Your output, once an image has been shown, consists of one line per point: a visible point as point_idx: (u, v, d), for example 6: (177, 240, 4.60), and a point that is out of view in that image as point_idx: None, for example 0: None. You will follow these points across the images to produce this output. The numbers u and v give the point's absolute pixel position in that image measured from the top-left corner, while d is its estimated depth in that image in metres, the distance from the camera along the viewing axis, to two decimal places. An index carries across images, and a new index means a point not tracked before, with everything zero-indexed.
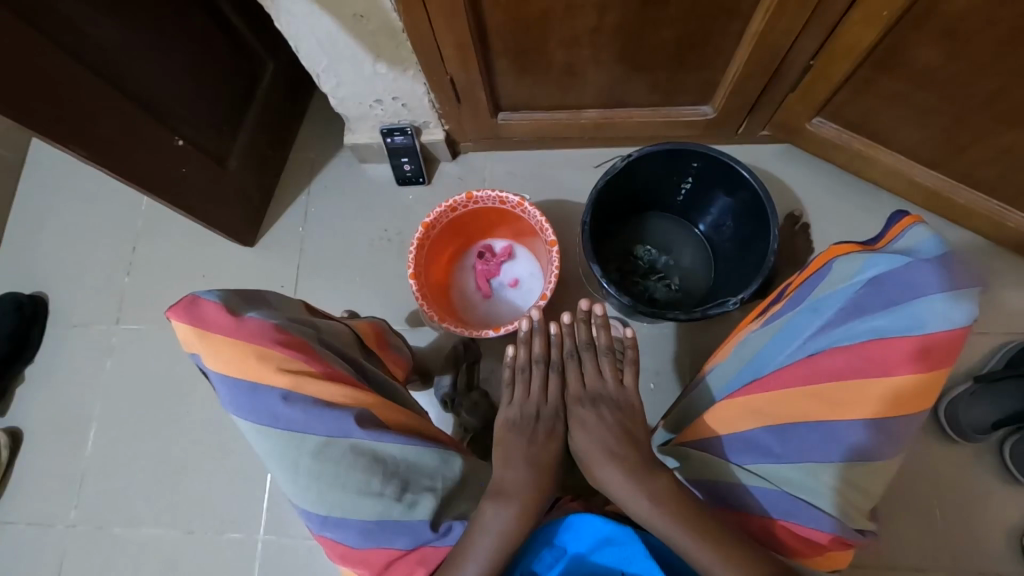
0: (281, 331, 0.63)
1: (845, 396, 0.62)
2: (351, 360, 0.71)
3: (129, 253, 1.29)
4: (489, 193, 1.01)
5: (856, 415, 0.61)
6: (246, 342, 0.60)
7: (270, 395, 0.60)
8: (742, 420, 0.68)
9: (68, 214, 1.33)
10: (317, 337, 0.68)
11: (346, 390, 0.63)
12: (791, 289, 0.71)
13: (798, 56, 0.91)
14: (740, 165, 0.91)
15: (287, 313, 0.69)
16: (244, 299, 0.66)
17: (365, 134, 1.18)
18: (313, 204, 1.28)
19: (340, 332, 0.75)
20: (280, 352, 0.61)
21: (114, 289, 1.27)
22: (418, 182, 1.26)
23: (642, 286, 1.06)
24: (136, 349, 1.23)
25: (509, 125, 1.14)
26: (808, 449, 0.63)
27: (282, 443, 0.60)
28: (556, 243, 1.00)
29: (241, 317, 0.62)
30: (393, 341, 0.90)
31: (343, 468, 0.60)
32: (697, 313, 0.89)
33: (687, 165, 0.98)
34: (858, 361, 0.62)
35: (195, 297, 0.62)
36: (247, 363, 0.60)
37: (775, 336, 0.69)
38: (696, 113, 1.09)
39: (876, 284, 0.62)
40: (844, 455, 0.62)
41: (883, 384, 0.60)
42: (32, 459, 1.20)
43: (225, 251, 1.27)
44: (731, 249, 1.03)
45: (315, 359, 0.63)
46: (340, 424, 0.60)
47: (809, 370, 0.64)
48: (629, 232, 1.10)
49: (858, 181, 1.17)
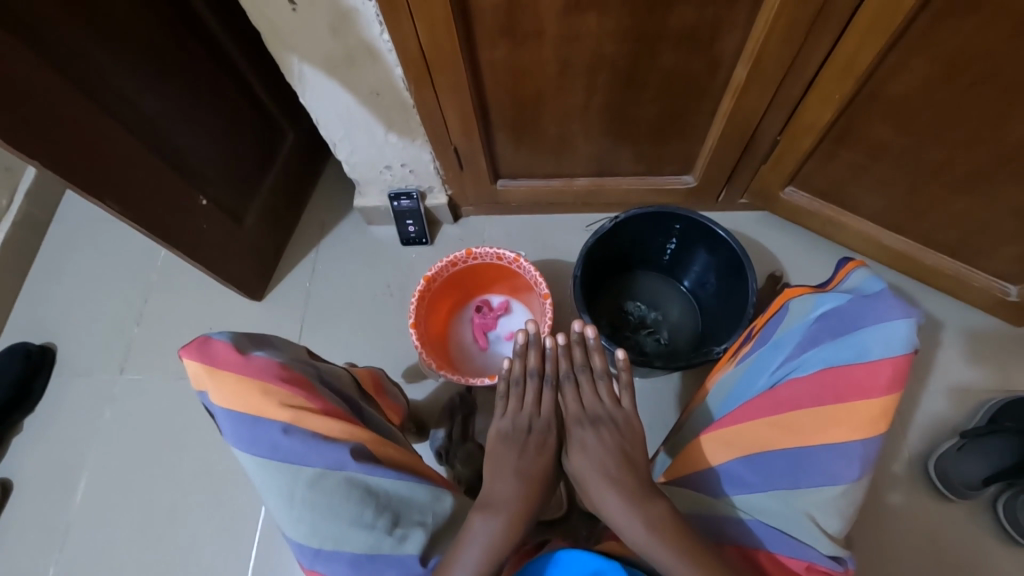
0: (286, 369, 0.66)
1: (804, 423, 0.67)
2: (348, 401, 0.74)
3: (141, 305, 1.34)
4: (488, 249, 1.09)
5: (816, 440, 0.66)
6: (251, 377, 0.62)
7: (271, 427, 0.61)
8: (718, 452, 0.72)
9: (86, 268, 1.39)
10: (318, 377, 0.71)
11: (345, 426, 0.65)
12: (756, 331, 0.80)
13: (766, 132, 1.02)
14: (717, 225, 0.99)
15: (290, 354, 0.72)
16: (250, 338, 0.68)
17: (374, 198, 1.28)
18: (321, 261, 1.35)
19: (340, 373, 0.77)
20: (284, 386, 0.63)
21: (122, 339, 1.31)
22: (421, 242, 1.34)
23: (633, 340, 1.10)
24: (137, 398, 1.25)
25: (508, 190, 1.24)
26: (778, 476, 0.68)
27: (278, 474, 0.61)
28: (550, 295, 1.06)
29: (248, 355, 0.64)
30: (389, 387, 0.93)
31: (337, 499, 0.61)
32: (684, 361, 0.93)
33: (670, 225, 1.07)
34: (814, 389, 0.68)
35: (207, 336, 0.65)
36: (250, 396, 0.62)
37: (744, 372, 0.77)
38: (679, 181, 1.19)
39: (825, 320, 0.71)
40: (808, 481, 0.66)
41: (837, 409, 0.65)
42: (18, 510, 1.18)
43: (234, 304, 1.32)
44: (715, 305, 1.09)
45: (314, 395, 0.65)
46: (337, 457, 0.62)
47: (770, 400, 0.70)
48: (619, 288, 1.16)
49: (833, 245, 1.25)
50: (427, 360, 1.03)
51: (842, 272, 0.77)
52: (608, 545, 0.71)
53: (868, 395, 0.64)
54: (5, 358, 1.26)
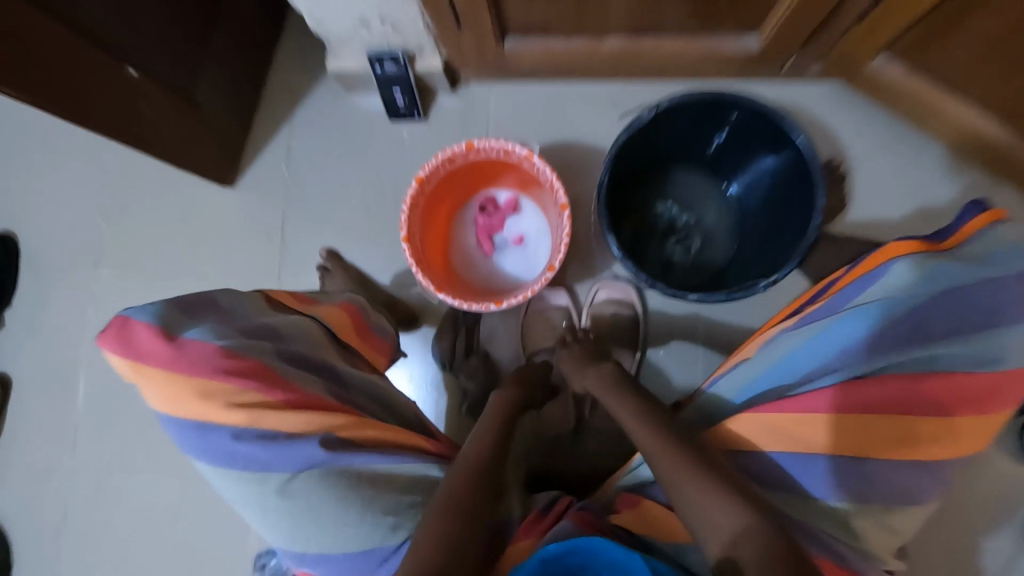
0: (231, 352, 0.53)
1: (882, 432, 0.56)
2: (324, 368, 0.63)
3: (102, 190, 1.20)
4: (493, 142, 0.88)
5: (889, 455, 0.55)
6: (183, 373, 0.51)
7: (220, 433, 0.52)
8: (771, 441, 0.59)
9: (33, 145, 1.22)
10: (279, 350, 0.58)
11: (314, 415, 0.54)
12: (835, 289, 0.64)
13: None
14: (789, 126, 0.79)
15: (239, 320, 0.58)
16: (180, 309, 0.55)
17: (350, 60, 1.02)
18: (297, 140, 1.16)
19: (307, 328, 0.64)
20: (228, 382, 0.51)
21: (90, 229, 1.19)
22: (413, 116, 1.12)
23: (659, 250, 0.97)
24: (119, 293, 1.17)
25: (518, 54, 0.99)
26: (844, 483, 0.56)
27: (241, 483, 0.53)
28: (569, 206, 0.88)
29: (178, 341, 0.52)
30: (375, 320, 0.81)
31: (312, 502, 0.53)
32: (724, 295, 0.76)
33: (726, 115, 0.84)
34: (905, 394, 0.56)
35: (125, 318, 0.52)
36: (187, 397, 0.51)
37: (811, 343, 0.61)
38: (739, 45, 0.93)
39: (935, 296, 0.58)
40: (879, 494, 0.56)
41: (918, 423, 0.56)
42: (23, 404, 1.17)
43: (204, 190, 1.18)
44: (762, 214, 0.91)
45: (271, 383, 0.54)
46: (309, 453, 0.53)
47: (858, 393, 0.56)
48: (650, 186, 0.98)
49: (915, 131, 1.02)
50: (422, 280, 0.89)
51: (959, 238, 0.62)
52: (622, 519, 0.64)
53: (949, 418, 0.56)
54: None
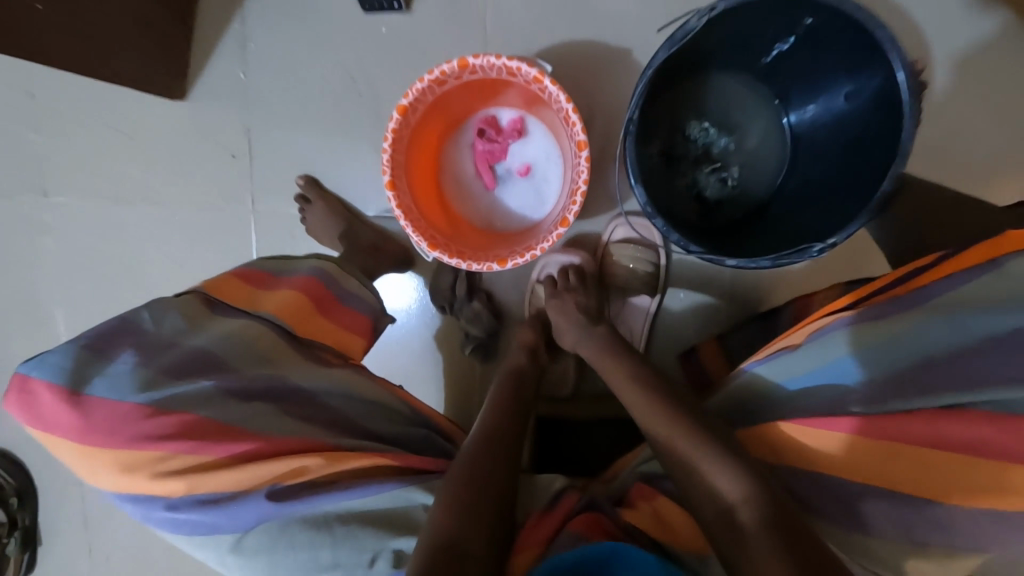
0: (148, 413, 0.52)
1: (953, 476, 0.48)
2: (280, 392, 0.60)
3: (29, 102, 1.02)
4: (493, 59, 0.72)
5: (961, 501, 0.47)
6: (103, 444, 0.51)
7: (157, 503, 0.53)
8: (819, 463, 0.53)
9: None
10: (218, 387, 0.56)
11: (250, 469, 0.54)
12: (921, 279, 0.53)
13: None
14: (889, 46, 0.58)
15: (162, 356, 0.56)
16: (95, 357, 0.54)
17: None
18: (253, 38, 0.96)
19: (247, 342, 0.61)
20: (150, 450, 0.52)
21: (27, 151, 1.03)
22: (392, 8, 0.91)
23: (689, 178, 0.81)
24: (75, 226, 1.05)
25: None
26: (902, 521, 0.50)
27: (202, 545, 0.56)
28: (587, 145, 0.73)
29: (87, 408, 0.52)
30: (346, 289, 0.78)
31: (270, 555, 0.55)
32: (770, 260, 0.64)
33: (796, 22, 0.65)
34: (997, 438, 0.46)
35: (25, 383, 0.52)
36: (115, 465, 0.53)
37: (875, 348, 0.51)
38: None
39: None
40: (946, 541, 0.49)
41: (1009, 472, 0.46)
42: None
43: (149, 103, 1.00)
44: (822, 147, 0.75)
45: (197, 439, 0.53)
46: (250, 515, 0.54)
47: (931, 430, 0.48)
48: (684, 99, 0.80)
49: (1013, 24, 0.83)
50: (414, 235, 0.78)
51: None
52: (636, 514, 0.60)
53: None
54: None
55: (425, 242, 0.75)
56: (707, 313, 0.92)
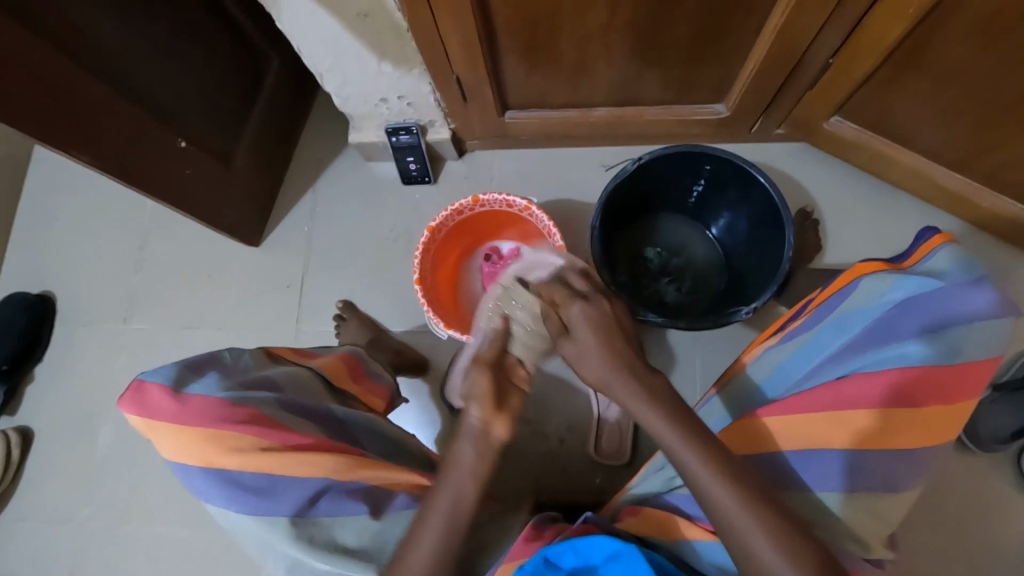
0: (237, 404, 0.59)
1: (857, 426, 0.61)
2: (319, 415, 0.67)
3: (135, 250, 1.31)
4: (496, 196, 1.01)
5: (865, 445, 0.61)
6: (193, 425, 0.56)
7: (220, 480, 0.57)
8: (766, 441, 0.66)
9: (75, 214, 1.34)
10: (277, 400, 0.63)
11: (311, 459, 0.58)
12: (811, 308, 0.75)
13: (813, 61, 0.91)
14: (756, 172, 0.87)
15: (235, 375, 0.64)
16: (190, 366, 0.61)
17: (371, 132, 1.17)
18: (319, 203, 1.29)
19: (298, 377, 0.70)
20: (234, 431, 0.57)
21: (122, 287, 1.29)
22: (424, 181, 1.25)
23: (652, 288, 1.04)
24: (144, 346, 1.24)
25: (517, 123, 1.13)
26: (833, 479, 0.61)
27: (241, 524, 0.59)
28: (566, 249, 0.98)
29: (182, 396, 0.58)
30: (372, 368, 0.88)
31: (307, 541, 0.59)
32: (711, 321, 0.84)
33: (701, 167, 0.95)
34: (879, 391, 0.62)
35: (140, 381, 0.58)
36: (195, 450, 0.56)
37: (790, 355, 0.72)
38: (710, 111, 1.08)
39: (900, 306, 0.66)
40: (869, 484, 0.60)
41: (890, 416, 0.61)
42: (43, 456, 1.20)
43: (230, 249, 1.28)
44: (745, 253, 0.99)
45: (272, 430, 0.58)
46: (297, 500, 0.58)
47: (828, 394, 0.63)
48: (638, 231, 1.07)
49: (875, 181, 1.14)
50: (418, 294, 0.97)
51: (925, 247, 0.71)
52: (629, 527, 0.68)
53: (918, 407, 0.61)
54: (4, 310, 1.25)
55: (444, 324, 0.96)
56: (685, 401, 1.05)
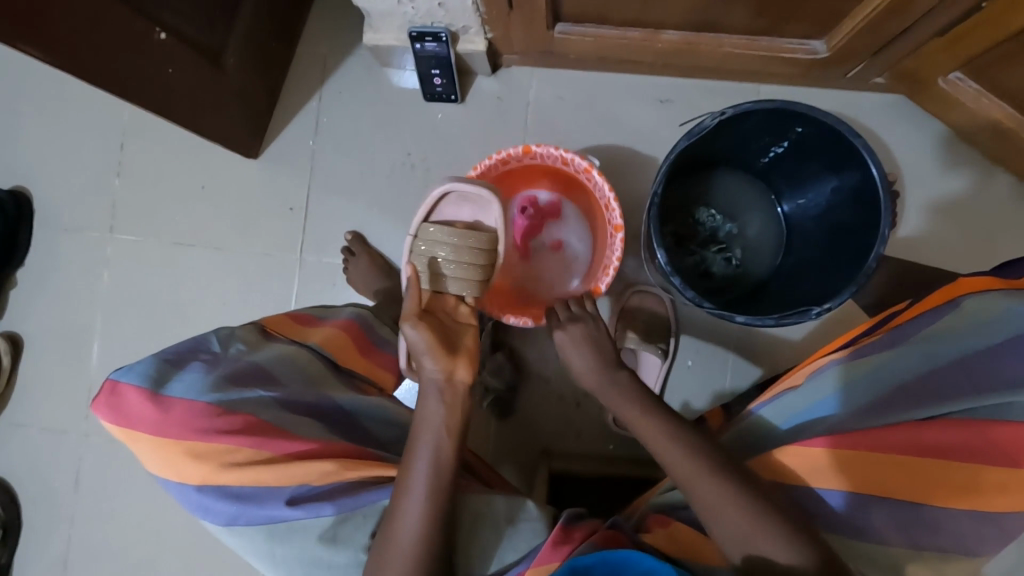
0: (219, 411, 0.56)
1: (941, 480, 0.56)
2: (322, 406, 0.64)
3: (116, 149, 1.15)
4: (552, 151, 0.87)
5: (944, 501, 0.56)
6: (178, 435, 0.55)
7: (217, 492, 0.56)
8: (828, 477, 0.58)
9: (44, 98, 1.17)
10: (272, 397, 0.60)
11: (300, 466, 0.56)
12: (890, 324, 0.64)
13: (959, 3, 0.72)
14: (865, 149, 0.71)
15: (226, 368, 0.61)
16: (168, 363, 0.59)
17: (390, 35, 0.97)
18: (325, 114, 1.11)
19: (294, 361, 0.66)
20: (222, 442, 0.55)
21: (104, 191, 1.15)
22: (449, 99, 1.07)
23: (698, 256, 0.93)
24: (133, 260, 1.14)
25: (569, 40, 0.93)
26: (899, 531, 0.57)
27: (247, 537, 0.57)
28: (623, 227, 0.86)
29: (163, 403, 0.56)
30: (380, 335, 0.82)
31: (313, 545, 0.56)
32: (772, 317, 0.73)
33: (789, 128, 0.79)
34: (967, 443, 0.57)
35: (116, 386, 0.57)
36: (185, 461, 0.55)
37: (858, 376, 0.61)
38: (804, 49, 0.88)
39: (1008, 338, 0.59)
40: (939, 542, 0.56)
41: (982, 472, 0.56)
42: (35, 366, 1.15)
43: (224, 158, 1.13)
44: (813, 232, 0.87)
45: (263, 437, 0.56)
46: (289, 505, 0.56)
47: (908, 438, 0.57)
48: (695, 186, 0.93)
49: (974, 153, 0.98)
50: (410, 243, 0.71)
51: None
52: (656, 540, 0.64)
53: (1016, 470, 0.56)
54: None
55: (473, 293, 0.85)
56: (710, 381, 1.00)
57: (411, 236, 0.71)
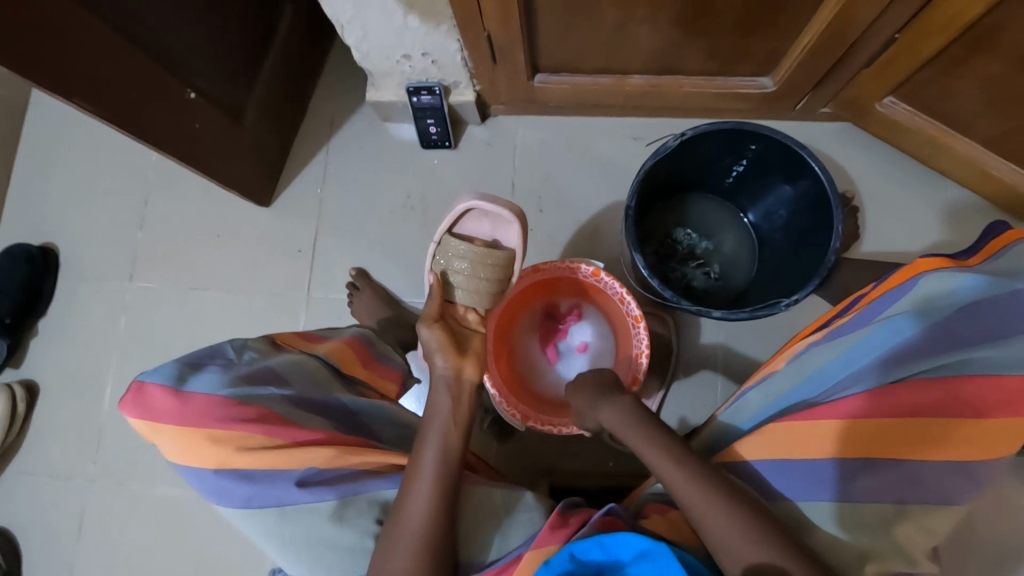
0: (236, 402, 0.59)
1: (915, 435, 0.60)
2: (330, 403, 0.67)
3: (140, 205, 1.26)
4: (558, 265, 0.92)
5: (922, 456, 0.59)
6: (198, 428, 0.58)
7: (232, 478, 0.58)
8: (816, 445, 0.61)
9: (78, 164, 1.29)
10: (284, 394, 0.63)
11: (310, 452, 0.59)
12: (861, 304, 0.68)
13: (877, 35, 0.84)
14: (811, 158, 0.80)
15: (241, 368, 0.64)
16: (189, 364, 0.62)
17: (390, 91, 1.10)
18: (332, 164, 1.23)
19: (304, 363, 0.69)
20: (239, 431, 0.58)
21: (127, 243, 1.24)
22: (444, 146, 1.19)
23: (680, 272, 1.00)
24: (150, 305, 1.21)
25: (547, 88, 1.06)
26: (885, 490, 0.59)
27: (257, 521, 0.59)
28: (642, 317, 0.90)
29: (184, 398, 0.59)
30: (382, 350, 0.85)
31: (319, 525, 0.59)
32: (747, 312, 0.79)
33: (745, 147, 0.89)
34: (938, 401, 0.60)
35: (140, 385, 0.59)
36: (203, 449, 0.58)
37: (837, 361, 0.65)
38: (754, 84, 1.00)
39: (962, 309, 0.63)
40: (922, 497, 0.59)
41: (952, 425, 0.60)
42: (48, 411, 1.19)
43: (239, 208, 1.23)
44: (781, 241, 0.95)
45: (277, 428, 0.59)
46: (297, 487, 0.58)
47: (882, 398, 0.61)
48: (671, 209, 1.02)
49: (922, 168, 1.08)
50: (433, 251, 0.77)
51: (992, 246, 0.68)
52: (654, 525, 0.65)
53: (982, 421, 0.60)
54: (6, 261, 1.21)
55: (518, 413, 0.88)
56: (703, 391, 1.04)
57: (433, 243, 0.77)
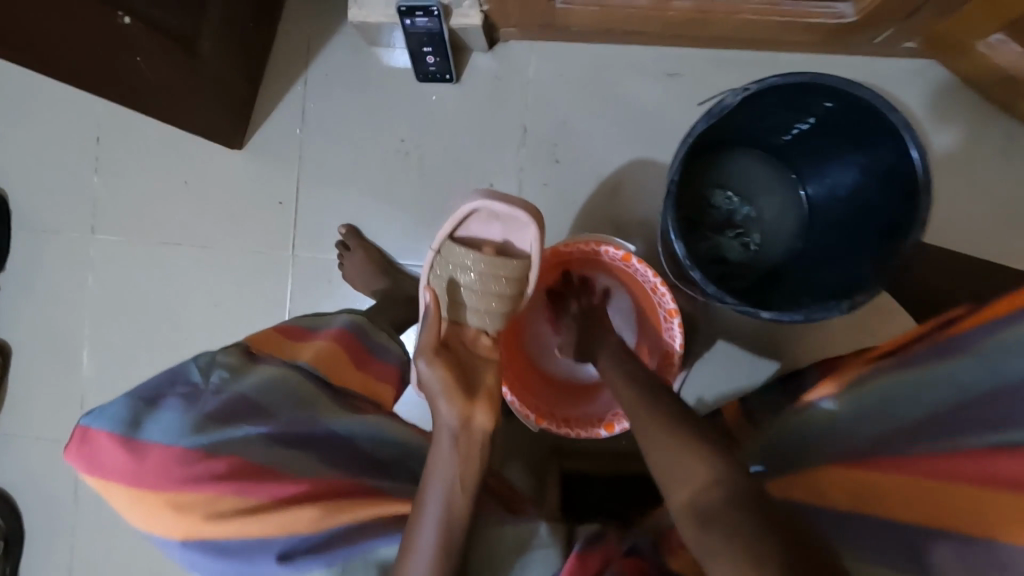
0: (201, 455, 0.52)
1: None
2: (317, 435, 0.60)
3: (92, 145, 1.09)
4: (581, 244, 0.80)
5: None
6: (158, 488, 0.51)
7: (204, 542, 0.53)
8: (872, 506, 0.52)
9: (14, 91, 1.10)
10: (262, 433, 0.56)
11: (289, 513, 0.53)
12: (951, 334, 0.50)
13: None
14: (903, 126, 0.63)
15: (206, 403, 0.55)
16: (144, 401, 0.54)
17: (377, 10, 0.89)
18: (312, 99, 1.04)
19: (284, 385, 0.60)
20: (205, 492, 0.51)
21: (83, 189, 1.09)
22: (443, 79, 1.00)
23: (714, 242, 0.87)
24: (118, 262, 1.09)
25: (571, 11, 0.85)
26: None
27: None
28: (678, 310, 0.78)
29: (140, 450, 0.52)
30: (378, 342, 0.78)
31: None
32: (798, 312, 0.67)
33: (815, 103, 0.72)
34: None
35: (86, 432, 0.52)
36: (165, 512, 0.51)
37: (904, 404, 0.51)
38: (830, 13, 0.81)
39: None
40: None
41: None
42: (25, 374, 1.11)
43: (206, 150, 1.06)
44: (836, 215, 0.81)
45: (253, 484, 0.53)
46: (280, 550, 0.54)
47: None
48: (712, 167, 0.87)
49: (1011, 120, 0.91)
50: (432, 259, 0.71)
51: None
52: None
53: None
54: None
55: (533, 414, 0.79)
56: (729, 374, 0.96)
57: (433, 252, 0.70)
